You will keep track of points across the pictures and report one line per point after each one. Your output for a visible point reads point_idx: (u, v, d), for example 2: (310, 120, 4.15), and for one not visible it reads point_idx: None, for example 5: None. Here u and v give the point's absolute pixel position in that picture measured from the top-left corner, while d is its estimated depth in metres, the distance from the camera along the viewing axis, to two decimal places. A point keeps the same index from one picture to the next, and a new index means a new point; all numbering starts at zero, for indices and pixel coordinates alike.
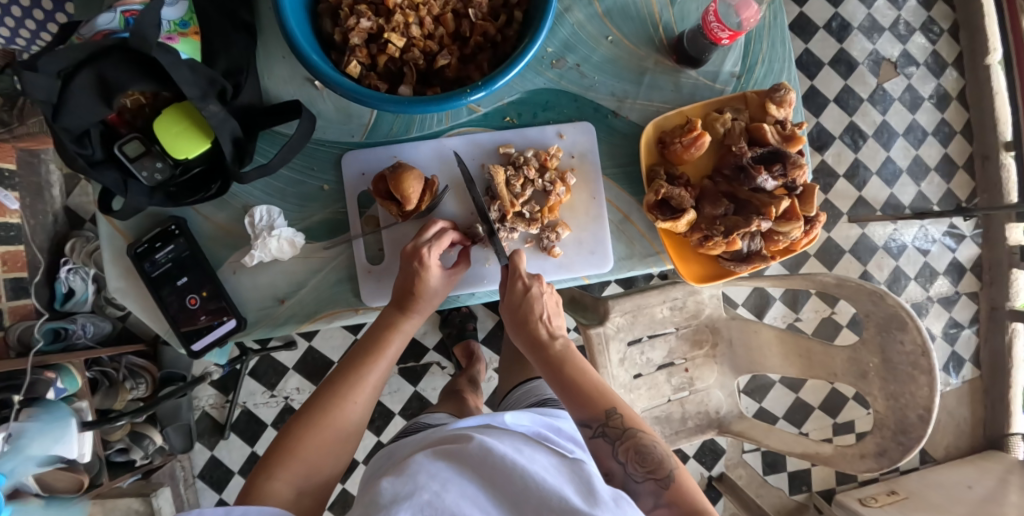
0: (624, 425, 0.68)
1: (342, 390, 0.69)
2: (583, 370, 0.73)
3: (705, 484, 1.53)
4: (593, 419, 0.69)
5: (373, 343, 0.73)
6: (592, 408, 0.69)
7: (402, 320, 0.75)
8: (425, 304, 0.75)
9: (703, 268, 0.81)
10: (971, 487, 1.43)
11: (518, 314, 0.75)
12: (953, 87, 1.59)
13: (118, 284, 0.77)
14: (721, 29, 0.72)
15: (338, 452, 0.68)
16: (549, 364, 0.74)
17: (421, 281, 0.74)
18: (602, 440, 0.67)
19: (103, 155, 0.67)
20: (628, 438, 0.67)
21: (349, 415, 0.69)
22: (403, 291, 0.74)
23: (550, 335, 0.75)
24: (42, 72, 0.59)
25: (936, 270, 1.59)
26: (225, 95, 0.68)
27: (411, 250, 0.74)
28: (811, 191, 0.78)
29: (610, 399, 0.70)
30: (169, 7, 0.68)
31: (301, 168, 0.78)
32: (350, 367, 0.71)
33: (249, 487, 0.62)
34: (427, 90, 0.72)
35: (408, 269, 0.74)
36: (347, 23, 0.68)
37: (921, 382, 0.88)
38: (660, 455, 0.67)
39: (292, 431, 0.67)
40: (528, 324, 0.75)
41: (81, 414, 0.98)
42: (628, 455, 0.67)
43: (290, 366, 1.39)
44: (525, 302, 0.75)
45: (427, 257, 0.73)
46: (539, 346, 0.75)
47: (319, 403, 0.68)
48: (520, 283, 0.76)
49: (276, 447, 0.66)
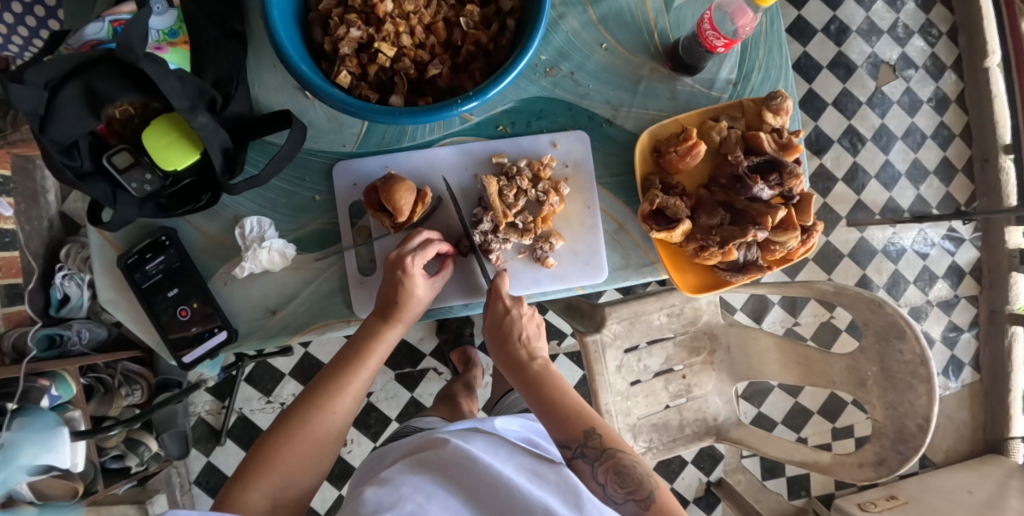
0: (603, 445, 0.66)
1: (321, 400, 0.68)
2: (561, 389, 0.73)
3: (703, 489, 1.52)
4: (571, 440, 0.67)
5: (355, 352, 0.72)
6: (569, 428, 0.68)
7: (386, 329, 0.74)
8: (409, 313, 0.74)
9: (699, 279, 0.80)
10: (971, 491, 1.42)
11: (498, 335, 0.75)
12: (952, 90, 1.58)
13: (109, 295, 0.76)
14: (716, 37, 0.71)
15: (317, 461, 0.67)
16: (529, 385, 0.74)
17: (405, 290, 0.73)
18: (581, 461, 0.66)
19: (92, 166, 0.66)
20: (607, 458, 0.65)
21: (330, 426, 0.68)
22: (387, 300, 0.74)
23: (529, 356, 0.76)
24: (29, 84, 0.58)
25: (935, 273, 1.59)
26: (215, 105, 0.67)
27: (396, 258, 0.74)
28: (808, 200, 0.77)
29: (589, 419, 0.68)
30: (157, 17, 0.68)
31: (293, 178, 0.77)
32: (330, 378, 0.70)
33: (225, 497, 0.62)
34: (419, 100, 0.71)
35: (393, 279, 0.73)
36: (337, 32, 0.67)
37: (920, 390, 0.88)
38: (640, 475, 0.64)
39: (268, 441, 0.66)
40: (508, 345, 0.76)
41: (73, 423, 0.97)
42: (607, 476, 0.64)
43: (285, 373, 1.39)
44: (505, 324, 0.75)
45: (410, 267, 0.73)
46: (519, 366, 0.75)
47: (297, 412, 0.67)
48: (500, 305, 0.75)
49: (254, 457, 0.65)
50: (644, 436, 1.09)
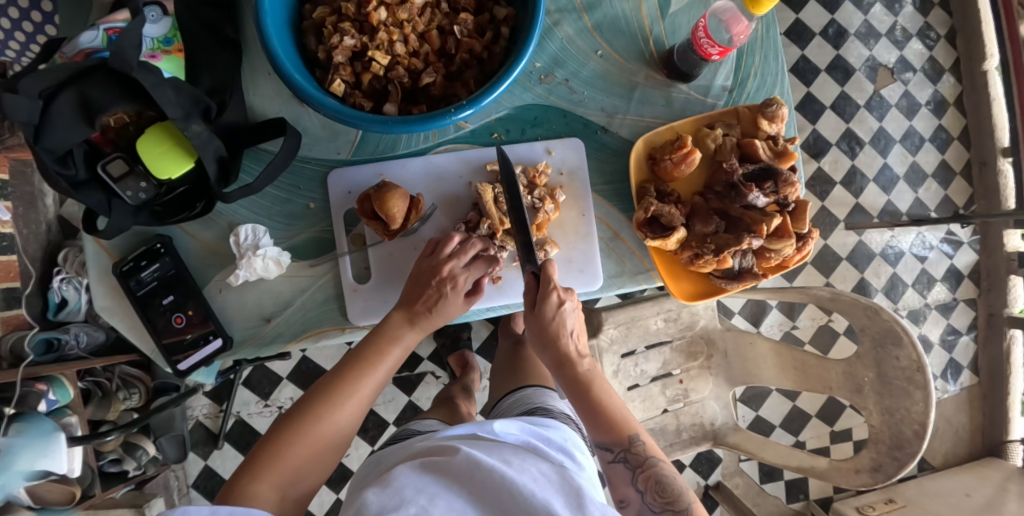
0: (645, 454, 0.69)
1: (337, 398, 0.68)
2: (607, 391, 0.72)
3: (702, 493, 1.51)
4: (615, 444, 0.70)
5: (373, 352, 0.72)
6: (615, 432, 0.70)
7: (406, 334, 0.74)
8: (433, 322, 0.75)
9: (695, 286, 0.80)
10: (969, 495, 1.42)
11: (546, 330, 0.72)
12: (950, 93, 1.58)
13: (105, 302, 0.76)
14: (711, 45, 0.71)
15: (325, 459, 0.67)
16: (576, 383, 0.71)
17: (443, 303, 0.75)
18: (621, 466, 0.69)
19: (86, 174, 0.67)
20: (648, 468, 0.69)
21: (340, 425, 0.68)
22: (415, 304, 0.74)
23: (578, 354, 0.73)
24: (23, 93, 0.58)
25: (934, 276, 1.58)
26: (209, 114, 0.67)
27: (447, 273, 0.74)
28: (802, 208, 0.77)
29: (632, 426, 0.70)
30: (152, 25, 0.70)
31: (287, 186, 0.77)
32: (347, 376, 0.70)
33: (232, 488, 0.61)
34: (413, 107, 0.71)
35: (432, 289, 0.74)
36: (331, 41, 0.67)
37: (916, 397, 0.87)
38: (679, 488, 0.68)
39: (282, 434, 0.65)
40: (557, 341, 0.73)
41: (69, 429, 0.96)
42: (646, 485, 0.68)
43: (283, 376, 1.39)
44: (557, 317, 0.72)
45: (460, 282, 0.74)
46: (565, 363, 0.72)
47: (311, 407, 0.67)
48: (554, 297, 0.72)
49: (265, 448, 0.64)
50: None
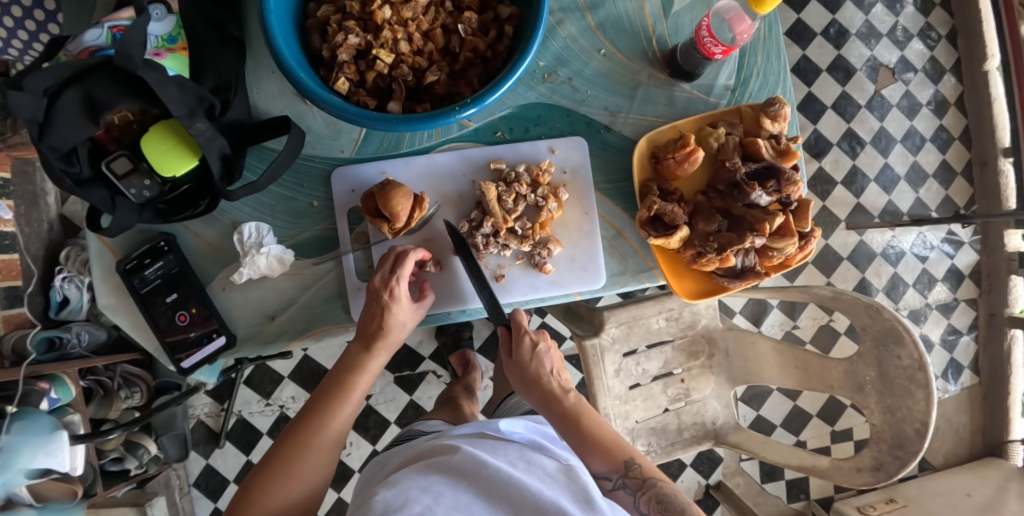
0: (643, 475, 0.67)
1: (307, 435, 0.68)
2: (597, 421, 0.72)
3: (703, 492, 1.51)
4: (613, 470, 0.68)
5: (341, 383, 0.72)
6: (611, 458, 0.68)
7: (369, 360, 0.73)
8: (391, 340, 0.74)
9: (697, 285, 0.80)
10: (970, 495, 1.42)
11: (527, 373, 0.76)
12: (951, 93, 1.58)
13: (107, 300, 0.76)
14: (714, 44, 0.71)
15: (309, 493, 0.68)
16: (566, 417, 0.72)
17: (390, 316, 0.73)
18: (623, 492, 0.66)
19: (91, 172, 0.67)
20: (649, 488, 0.66)
21: (316, 459, 0.68)
22: (369, 326, 0.73)
23: (562, 389, 0.75)
24: (28, 91, 0.58)
25: (935, 276, 1.58)
26: (213, 112, 0.67)
27: (380, 284, 0.73)
28: (805, 206, 0.77)
29: (627, 449, 0.69)
30: (157, 23, 0.71)
31: (291, 184, 0.77)
32: (316, 411, 0.70)
33: None
34: (417, 106, 0.71)
35: (375, 306, 0.73)
36: (336, 39, 0.68)
37: (918, 396, 0.87)
38: (682, 504, 0.65)
39: (258, 480, 0.66)
40: (540, 381, 0.75)
41: (71, 426, 0.95)
42: (649, 506, 0.65)
43: (285, 375, 1.39)
44: (532, 358, 0.76)
45: (396, 289, 0.73)
46: (553, 400, 0.74)
47: (284, 448, 0.67)
48: (527, 339, 0.76)
49: (245, 494, 0.65)
50: (643, 439, 1.10)
